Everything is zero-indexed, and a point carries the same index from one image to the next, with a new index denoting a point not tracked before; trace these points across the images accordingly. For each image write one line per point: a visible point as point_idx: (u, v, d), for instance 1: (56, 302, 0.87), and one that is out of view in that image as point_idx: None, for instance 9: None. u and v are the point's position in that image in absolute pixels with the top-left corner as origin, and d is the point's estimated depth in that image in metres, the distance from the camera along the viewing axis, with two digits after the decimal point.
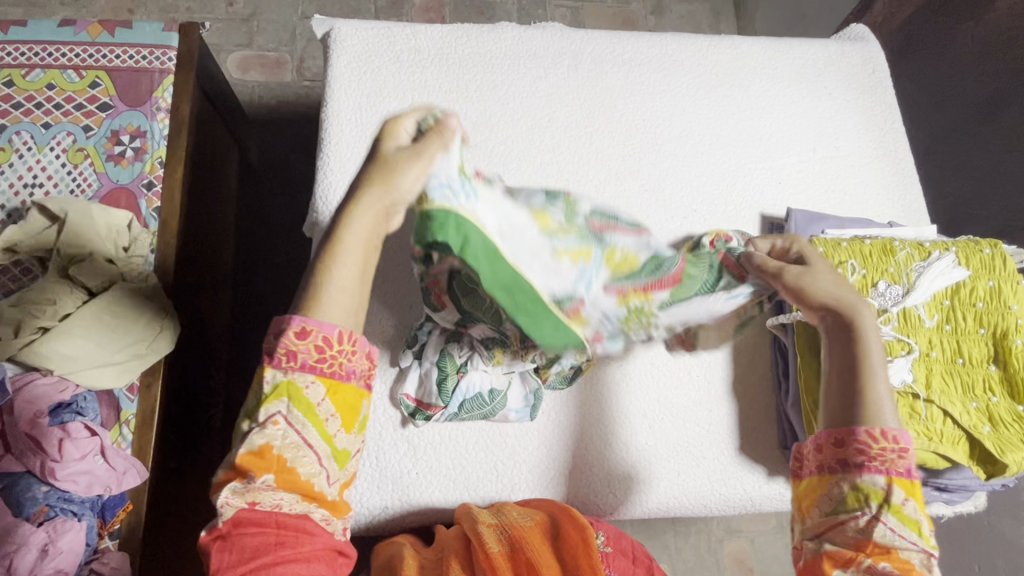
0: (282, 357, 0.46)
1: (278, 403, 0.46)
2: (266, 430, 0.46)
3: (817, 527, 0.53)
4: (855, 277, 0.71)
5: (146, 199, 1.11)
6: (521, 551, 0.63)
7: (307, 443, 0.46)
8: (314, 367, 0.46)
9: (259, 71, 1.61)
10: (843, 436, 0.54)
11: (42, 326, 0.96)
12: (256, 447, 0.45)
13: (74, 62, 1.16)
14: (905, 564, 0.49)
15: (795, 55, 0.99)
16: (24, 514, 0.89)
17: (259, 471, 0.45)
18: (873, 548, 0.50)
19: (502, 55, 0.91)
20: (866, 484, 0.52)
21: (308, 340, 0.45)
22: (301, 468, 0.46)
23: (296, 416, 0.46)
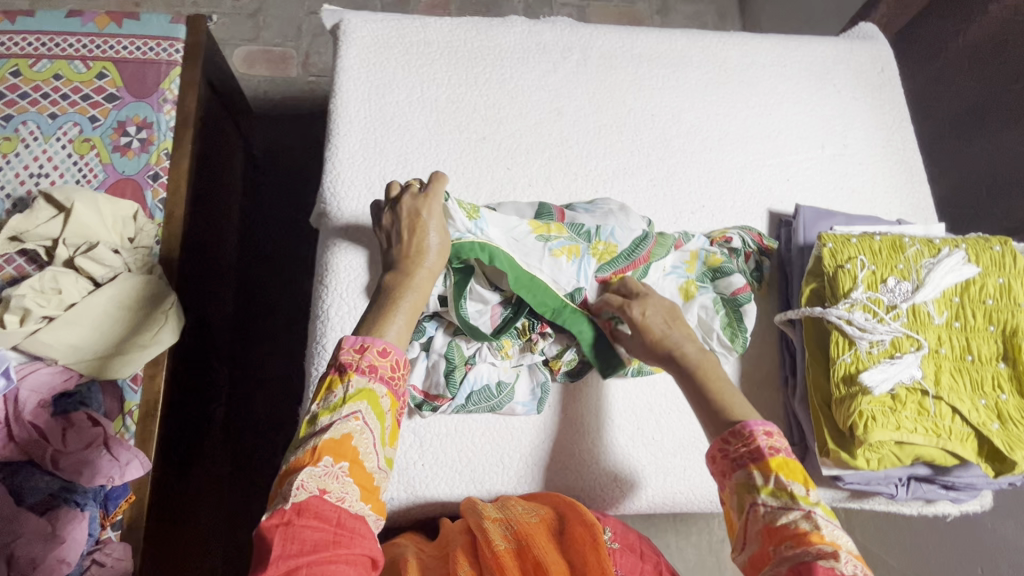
0: (358, 364, 0.56)
1: (358, 404, 0.55)
2: (348, 423, 0.54)
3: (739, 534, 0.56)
4: (864, 273, 0.71)
5: (152, 190, 1.11)
6: (528, 549, 0.62)
7: (374, 443, 0.55)
8: (388, 380, 0.57)
9: (265, 66, 1.61)
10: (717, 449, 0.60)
11: (45, 316, 0.95)
12: (338, 436, 0.53)
13: (81, 52, 1.16)
14: (799, 534, 0.52)
15: (804, 52, 0.98)
16: (25, 504, 0.89)
17: (337, 457, 0.52)
18: (771, 531, 0.53)
19: (512, 48, 0.91)
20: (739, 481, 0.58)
21: (387, 359, 0.58)
22: (368, 464, 0.53)
23: (370, 417, 0.55)
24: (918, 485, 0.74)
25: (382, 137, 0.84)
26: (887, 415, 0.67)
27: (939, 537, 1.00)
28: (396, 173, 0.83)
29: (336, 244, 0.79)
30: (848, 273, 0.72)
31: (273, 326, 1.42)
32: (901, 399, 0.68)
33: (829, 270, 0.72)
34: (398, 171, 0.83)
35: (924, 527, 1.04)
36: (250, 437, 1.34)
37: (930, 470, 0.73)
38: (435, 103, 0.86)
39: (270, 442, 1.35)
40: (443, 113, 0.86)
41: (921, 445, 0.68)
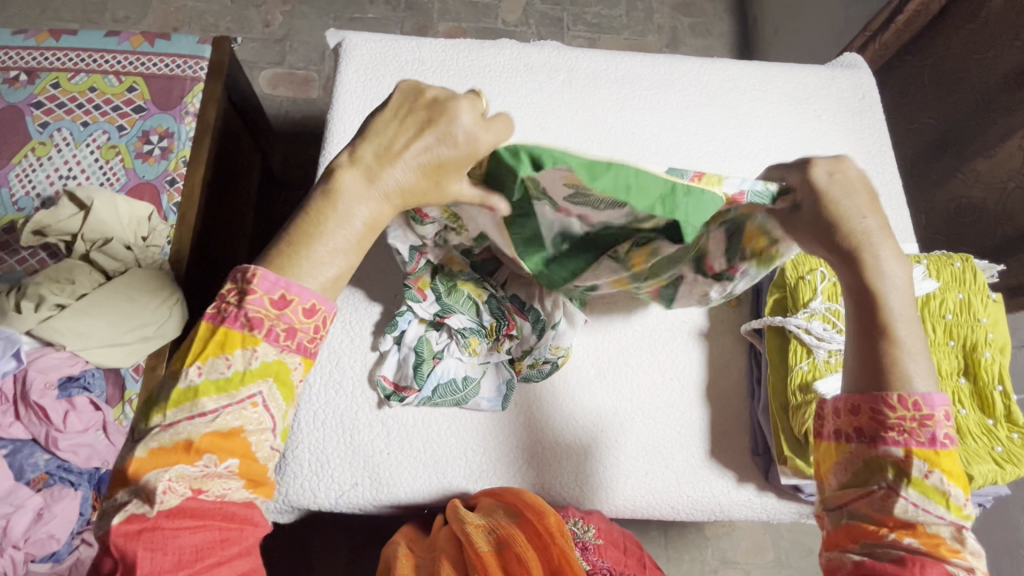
0: (271, 324, 0.47)
1: (259, 382, 0.47)
2: (244, 411, 0.47)
3: (840, 498, 0.56)
4: (824, 285, 0.74)
5: (168, 194, 1.18)
6: (507, 547, 0.65)
7: (275, 429, 0.49)
8: (307, 348, 0.49)
9: (288, 87, 1.71)
10: (861, 402, 0.56)
11: (59, 303, 1.01)
12: (225, 429, 0.46)
13: (115, 68, 1.26)
14: (930, 538, 0.52)
15: (785, 78, 1.02)
16: (24, 480, 0.94)
17: (223, 455, 0.46)
18: (895, 522, 0.53)
19: (499, 68, 0.96)
20: (884, 454, 0.55)
21: (314, 318, 0.48)
22: (261, 457, 0.49)
23: (275, 398, 0.48)
24: None
25: None
26: None
27: None
28: None
29: None
30: (809, 283, 0.74)
31: None
32: None
33: (790, 282, 0.75)
34: None
35: None
36: None
37: None
38: None
39: None
40: None
41: None
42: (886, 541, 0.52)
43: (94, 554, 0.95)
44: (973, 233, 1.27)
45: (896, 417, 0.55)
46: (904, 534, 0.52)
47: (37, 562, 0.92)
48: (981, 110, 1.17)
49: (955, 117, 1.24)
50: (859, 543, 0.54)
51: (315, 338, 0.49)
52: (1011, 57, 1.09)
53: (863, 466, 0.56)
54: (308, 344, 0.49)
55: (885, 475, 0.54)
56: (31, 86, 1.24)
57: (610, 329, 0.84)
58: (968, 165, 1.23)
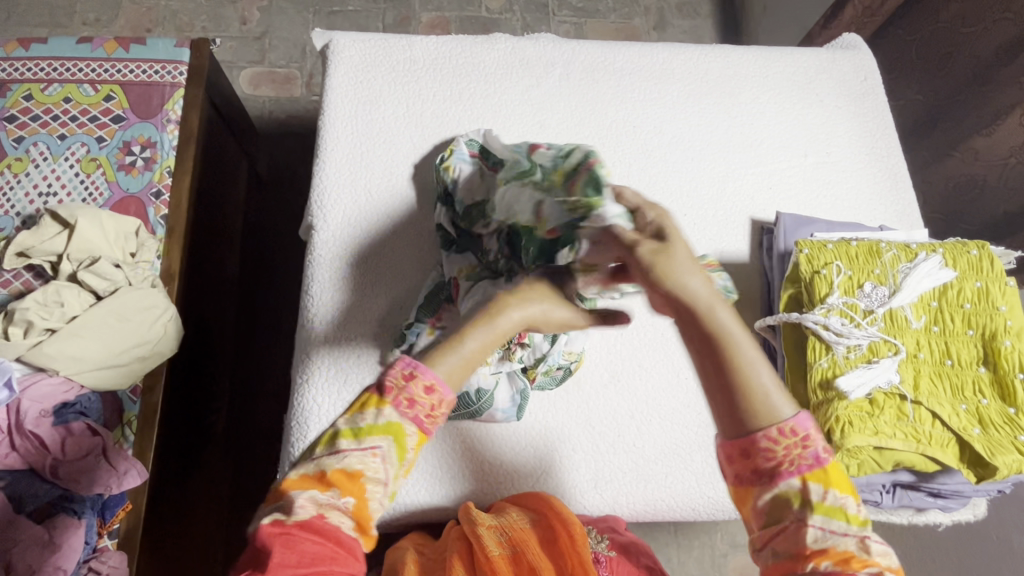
0: (397, 393, 0.46)
1: (383, 437, 0.46)
2: (367, 458, 0.45)
3: (760, 537, 0.47)
4: (840, 278, 0.73)
5: (154, 207, 1.14)
6: (522, 554, 0.66)
7: (389, 482, 0.46)
8: (425, 423, 0.46)
9: (270, 87, 1.66)
10: (745, 446, 0.46)
11: (48, 328, 0.98)
12: (351, 469, 0.45)
13: (90, 76, 1.21)
14: (843, 556, 0.43)
15: (786, 63, 1.00)
16: (23, 512, 0.91)
17: (346, 492, 0.44)
18: (812, 551, 0.43)
19: (495, 65, 0.93)
20: (784, 488, 0.45)
21: (433, 397, 0.46)
22: (375, 504, 0.45)
23: (393, 456, 0.46)
24: (905, 492, 0.74)
25: (368, 151, 0.87)
26: (864, 420, 0.67)
27: (936, 550, 0.99)
28: (382, 187, 0.86)
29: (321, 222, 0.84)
30: (824, 278, 0.73)
31: (275, 340, 1.45)
32: (878, 403, 0.68)
33: (806, 276, 0.74)
34: (384, 185, 0.86)
35: (922, 540, 1.02)
36: (252, 448, 1.38)
37: (914, 476, 0.73)
38: (420, 119, 0.89)
39: (270, 452, 1.38)
40: (427, 129, 0.89)
41: (900, 450, 0.68)
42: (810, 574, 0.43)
43: None
44: (973, 210, 1.25)
45: (780, 449, 0.45)
46: (822, 560, 0.43)
47: None
48: (975, 86, 1.16)
49: (951, 93, 1.22)
50: None
51: (435, 416, 0.47)
52: (1000, 31, 1.08)
53: (769, 503, 0.46)
54: (429, 421, 0.47)
55: (790, 507, 0.45)
56: (3, 99, 1.18)
57: (623, 332, 0.83)
58: (964, 143, 1.21)
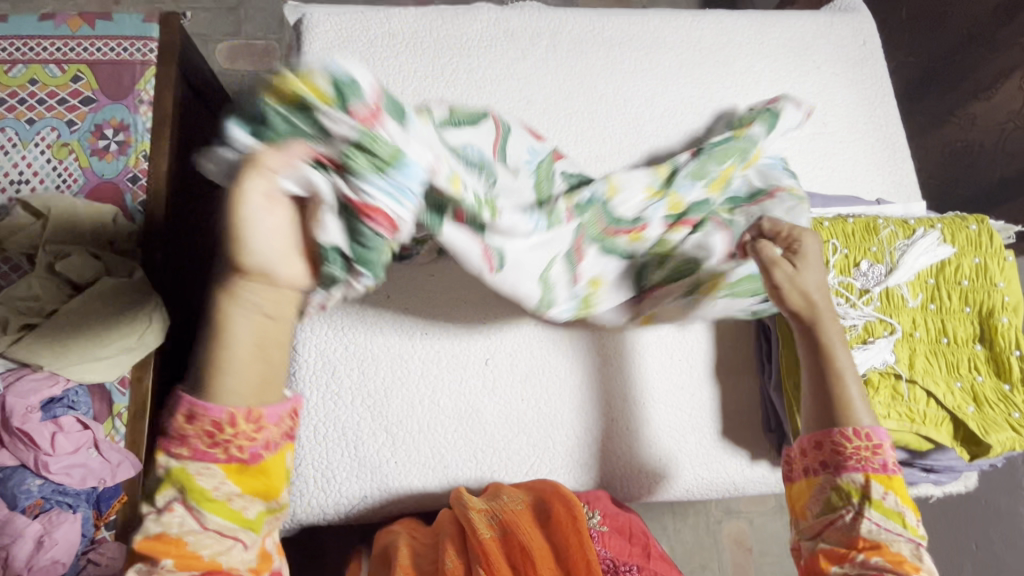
0: (166, 438, 0.45)
1: (170, 490, 0.45)
2: (162, 517, 0.45)
3: (814, 527, 0.62)
4: (836, 257, 0.71)
5: (131, 193, 1.10)
6: (513, 536, 0.66)
7: (203, 526, 0.45)
8: (208, 451, 0.45)
9: (247, 61, 1.58)
10: (822, 438, 0.64)
11: (28, 323, 0.97)
12: (149, 537, 0.45)
13: (55, 56, 1.15)
14: (896, 556, 0.56)
15: (782, 28, 0.96)
16: (18, 508, 0.90)
17: (160, 555, 0.44)
18: (864, 542, 0.58)
19: (477, 37, 0.89)
20: (846, 480, 0.61)
21: (199, 422, 0.44)
22: (199, 549, 0.45)
23: (189, 503, 0.45)
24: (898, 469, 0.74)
25: None
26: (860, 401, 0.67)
27: None
28: None
29: None
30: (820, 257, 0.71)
31: None
32: (874, 383, 0.68)
33: None
34: None
35: None
36: None
37: (907, 453, 0.71)
38: (401, 96, 0.85)
39: None
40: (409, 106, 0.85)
41: (895, 430, 0.68)
42: (855, 560, 0.57)
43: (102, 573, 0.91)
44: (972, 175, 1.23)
45: (851, 447, 0.63)
46: (872, 553, 0.57)
47: None
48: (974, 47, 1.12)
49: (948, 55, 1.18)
50: (833, 562, 0.58)
51: (212, 441, 0.45)
52: None
53: (830, 495, 0.62)
54: (208, 449, 0.45)
55: (849, 500, 0.61)
56: None
57: None
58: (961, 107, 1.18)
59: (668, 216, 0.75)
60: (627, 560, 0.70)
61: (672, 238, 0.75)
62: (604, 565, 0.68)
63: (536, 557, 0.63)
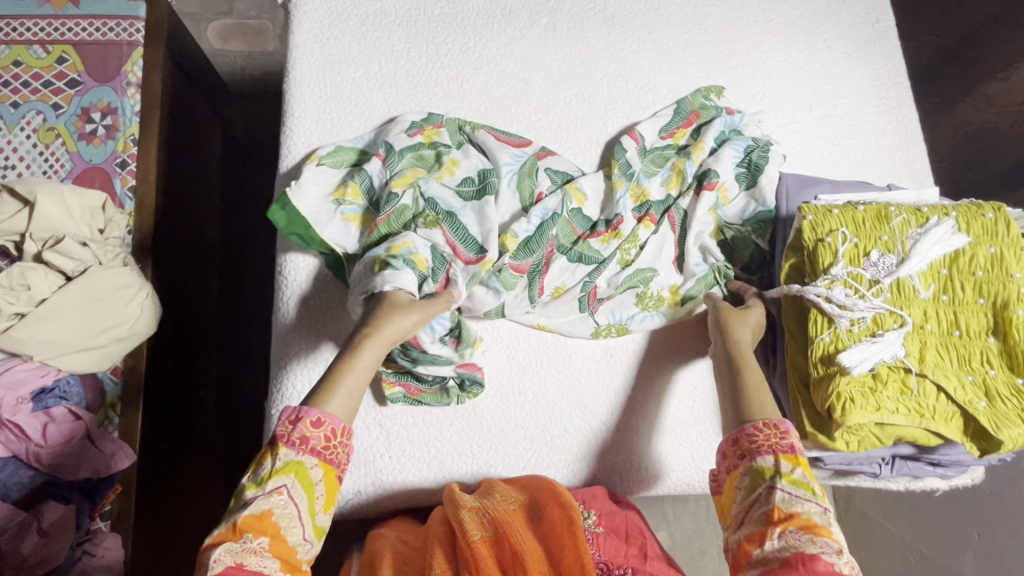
0: (288, 435, 0.55)
1: (285, 476, 0.54)
2: (272, 498, 0.52)
3: (740, 516, 0.59)
4: (846, 247, 0.69)
5: (120, 178, 1.08)
6: (505, 536, 0.65)
7: (301, 516, 0.53)
8: (322, 451, 0.56)
9: (240, 41, 1.54)
10: (736, 435, 0.64)
11: (17, 313, 0.93)
12: (258, 512, 0.51)
13: (39, 36, 1.12)
14: (807, 522, 0.55)
15: (792, 6, 0.92)
16: (10, 500, 0.90)
17: (257, 534, 0.50)
18: (778, 515, 0.56)
19: (473, 17, 0.85)
20: (759, 463, 0.60)
21: (322, 428, 0.56)
22: (290, 538, 0.52)
23: (298, 491, 0.54)
24: (903, 463, 0.72)
25: (339, 118, 0.80)
26: (867, 396, 0.65)
27: None
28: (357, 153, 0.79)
29: (290, 151, 0.78)
30: (829, 247, 0.69)
31: (259, 309, 1.42)
32: (882, 377, 0.66)
33: (809, 244, 0.69)
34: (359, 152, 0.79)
35: None
36: (244, 419, 1.36)
37: (914, 449, 0.71)
38: (394, 78, 0.82)
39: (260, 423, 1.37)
40: (402, 89, 0.82)
41: (903, 425, 0.66)
42: (774, 537, 0.55)
43: (99, 564, 0.92)
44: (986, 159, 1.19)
45: (762, 436, 0.62)
46: (786, 525, 0.55)
47: None
48: None
49: None
50: (757, 546, 0.55)
51: (328, 445, 0.56)
52: None
53: (748, 480, 0.60)
54: (325, 450, 0.56)
55: (763, 479, 0.59)
56: None
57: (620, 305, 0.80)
58: None
59: (634, 208, 0.80)
60: (622, 563, 0.70)
61: (640, 234, 0.79)
62: (597, 568, 0.68)
63: (526, 560, 0.62)
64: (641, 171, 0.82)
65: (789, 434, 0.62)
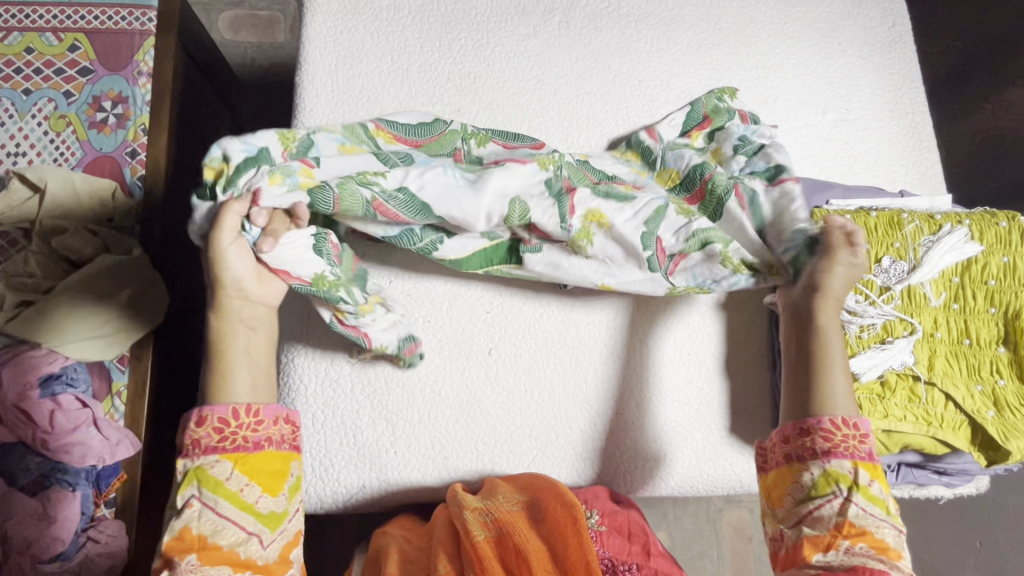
0: (192, 445, 0.55)
1: (189, 488, 0.54)
2: (183, 514, 0.53)
3: (798, 515, 0.59)
4: (857, 253, 0.68)
5: (130, 167, 1.08)
6: (508, 536, 0.65)
7: (222, 516, 0.53)
8: (217, 446, 0.55)
9: (251, 31, 1.53)
10: (802, 426, 0.61)
11: (25, 299, 0.95)
12: (177, 532, 0.53)
13: (51, 24, 1.12)
14: (879, 542, 0.56)
15: (808, 8, 0.91)
16: (18, 485, 0.91)
17: (182, 553, 0.52)
18: (850, 527, 0.56)
19: (487, 12, 0.85)
20: (835, 467, 0.59)
21: (209, 424, 0.56)
22: (221, 541, 0.53)
23: (206, 495, 0.54)
24: (909, 470, 0.72)
25: (350, 112, 0.79)
26: (874, 403, 0.65)
27: None
28: None
29: None
30: (840, 252, 0.68)
31: None
32: (890, 385, 0.66)
33: (820, 249, 0.69)
34: None
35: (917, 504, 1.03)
36: None
37: (920, 457, 0.70)
38: (406, 73, 0.82)
39: None
40: (414, 84, 0.81)
41: (910, 433, 0.66)
42: (844, 551, 0.55)
43: (101, 551, 0.92)
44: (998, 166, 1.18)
45: (840, 435, 0.60)
46: (858, 540, 0.55)
47: (44, 563, 0.90)
48: None
49: None
50: (821, 554, 0.55)
51: (222, 436, 0.56)
52: None
53: (817, 480, 0.59)
54: (221, 444, 0.56)
55: (838, 486, 0.58)
56: None
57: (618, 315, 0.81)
58: None
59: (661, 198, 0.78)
60: (626, 560, 0.71)
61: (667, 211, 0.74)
62: (603, 565, 0.70)
63: (531, 561, 0.62)
64: (666, 154, 0.81)
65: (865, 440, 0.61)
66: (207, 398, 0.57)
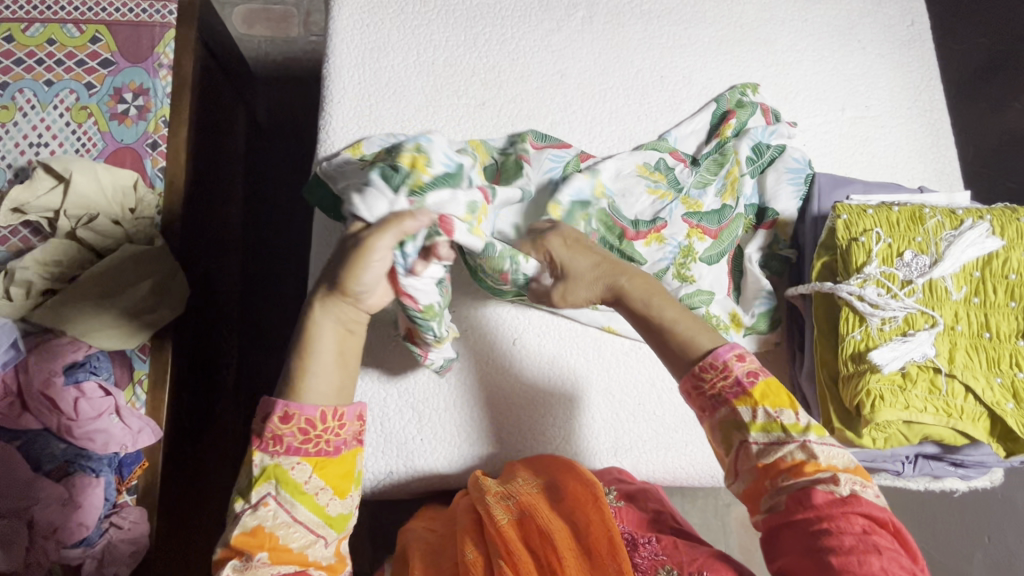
0: (270, 441, 0.55)
1: (266, 485, 0.55)
2: (258, 512, 0.54)
3: (731, 469, 0.60)
4: (879, 247, 0.70)
5: (151, 158, 1.08)
6: (531, 518, 0.66)
7: (296, 518, 0.55)
8: (299, 448, 0.55)
9: (265, 26, 1.54)
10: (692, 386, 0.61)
11: (51, 288, 0.97)
12: (249, 528, 0.54)
13: (73, 15, 1.13)
14: (794, 465, 0.56)
15: (827, 6, 0.92)
16: (42, 471, 0.92)
17: (254, 549, 0.53)
18: (764, 466, 0.57)
19: (511, 7, 0.86)
20: (726, 416, 0.59)
21: (291, 422, 0.55)
22: (290, 542, 0.54)
23: (284, 496, 0.55)
24: (926, 462, 0.73)
25: (377, 104, 0.80)
26: (896, 394, 0.66)
27: None
28: None
29: (326, 135, 0.78)
30: (863, 246, 0.70)
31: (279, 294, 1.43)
32: (912, 376, 0.67)
33: (842, 243, 0.70)
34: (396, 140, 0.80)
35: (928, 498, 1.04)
36: None
37: (938, 448, 0.72)
38: (432, 67, 0.83)
39: None
40: (440, 78, 0.82)
41: (930, 424, 0.67)
42: (777, 493, 0.56)
43: (124, 537, 0.93)
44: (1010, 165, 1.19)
45: (710, 380, 0.60)
46: (778, 476, 0.56)
47: (69, 547, 0.92)
48: None
49: None
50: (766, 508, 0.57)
51: (305, 438, 0.56)
52: None
53: (721, 433, 0.60)
54: (305, 445, 0.56)
55: (739, 433, 0.59)
56: None
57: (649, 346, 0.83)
58: None
59: (685, 215, 0.80)
60: (645, 534, 0.70)
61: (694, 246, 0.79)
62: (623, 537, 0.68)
63: (554, 538, 0.64)
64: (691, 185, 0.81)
65: (735, 369, 0.60)
66: (289, 392, 0.56)
